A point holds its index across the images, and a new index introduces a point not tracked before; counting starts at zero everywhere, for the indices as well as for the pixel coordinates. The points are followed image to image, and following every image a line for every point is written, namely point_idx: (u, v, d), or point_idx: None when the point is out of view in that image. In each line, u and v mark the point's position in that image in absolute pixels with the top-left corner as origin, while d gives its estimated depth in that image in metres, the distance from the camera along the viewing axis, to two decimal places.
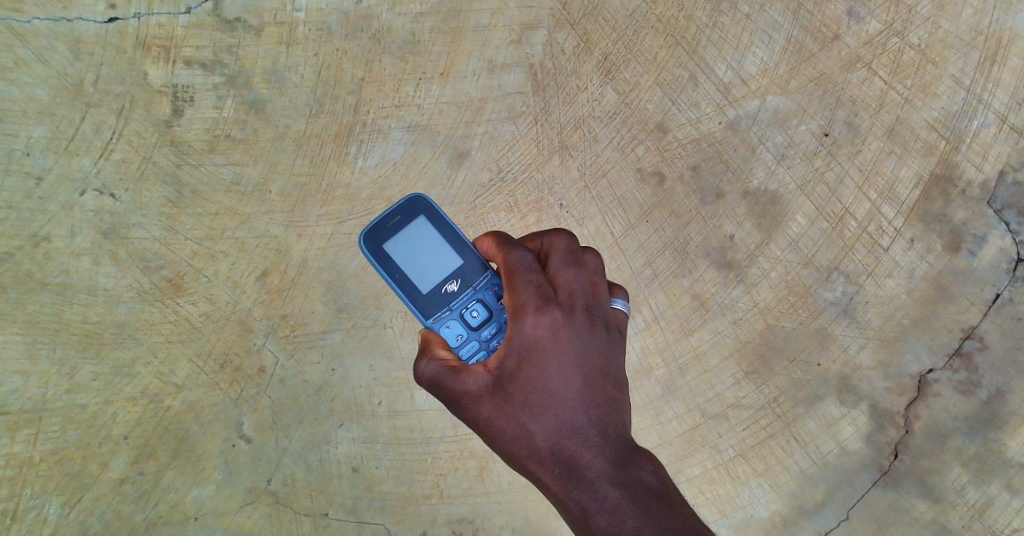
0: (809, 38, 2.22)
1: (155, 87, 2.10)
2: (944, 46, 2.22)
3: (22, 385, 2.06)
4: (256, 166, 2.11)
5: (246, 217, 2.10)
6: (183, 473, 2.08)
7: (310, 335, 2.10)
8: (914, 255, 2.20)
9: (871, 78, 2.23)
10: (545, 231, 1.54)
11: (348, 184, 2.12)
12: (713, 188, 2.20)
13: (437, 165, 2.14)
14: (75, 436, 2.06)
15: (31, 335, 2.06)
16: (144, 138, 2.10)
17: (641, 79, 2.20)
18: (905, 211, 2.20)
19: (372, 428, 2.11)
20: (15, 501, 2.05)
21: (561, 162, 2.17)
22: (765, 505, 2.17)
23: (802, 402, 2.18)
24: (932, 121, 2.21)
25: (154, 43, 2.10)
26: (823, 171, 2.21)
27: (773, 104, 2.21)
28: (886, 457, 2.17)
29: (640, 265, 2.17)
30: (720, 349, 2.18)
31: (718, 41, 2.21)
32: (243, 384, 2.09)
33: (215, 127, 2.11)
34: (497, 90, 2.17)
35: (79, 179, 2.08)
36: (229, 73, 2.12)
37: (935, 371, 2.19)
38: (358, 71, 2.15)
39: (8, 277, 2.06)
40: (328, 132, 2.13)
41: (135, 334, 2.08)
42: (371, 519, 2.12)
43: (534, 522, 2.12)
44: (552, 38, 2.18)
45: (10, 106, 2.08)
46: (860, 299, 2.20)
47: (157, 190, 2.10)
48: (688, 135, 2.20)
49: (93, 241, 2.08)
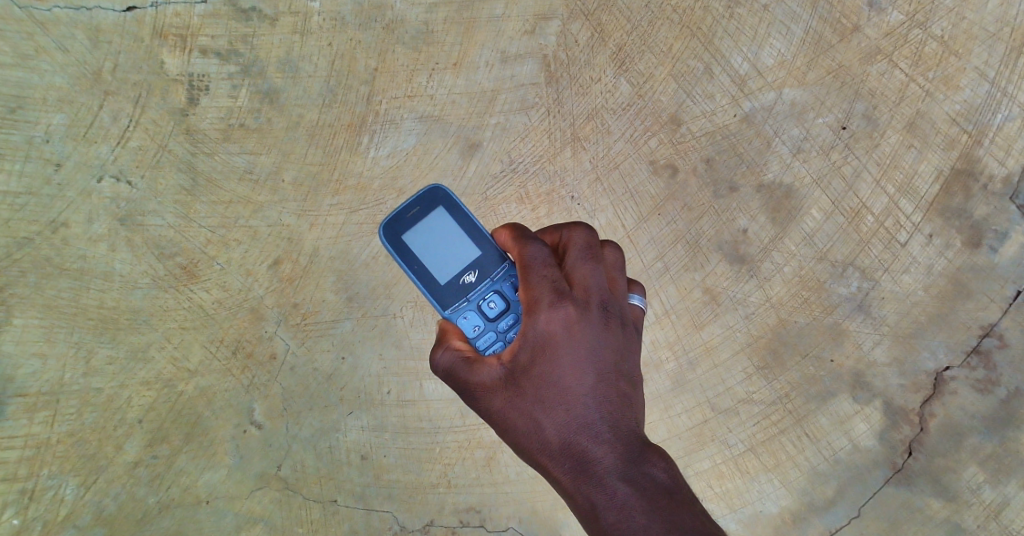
0: (827, 30, 2.19)
1: (171, 75, 2.13)
2: (968, 37, 2.17)
3: (41, 368, 2.10)
4: (269, 155, 2.13)
5: (259, 205, 2.12)
6: (196, 457, 2.11)
7: (321, 324, 2.12)
8: (932, 251, 2.16)
9: (892, 70, 2.19)
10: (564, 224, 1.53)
11: (360, 174, 2.13)
12: (726, 181, 2.18)
13: (448, 155, 2.15)
14: (91, 418, 2.10)
15: (49, 319, 2.10)
16: (160, 126, 2.13)
17: (655, 71, 2.18)
18: (924, 206, 2.16)
19: (381, 416, 2.13)
20: (33, 481, 2.09)
21: (573, 153, 2.17)
22: (775, 502, 2.15)
23: (814, 398, 2.16)
24: (954, 114, 2.17)
25: (170, 32, 2.13)
26: (840, 165, 2.18)
27: (789, 96, 2.18)
28: (900, 455, 2.15)
29: (651, 258, 2.15)
30: (731, 343, 2.16)
31: (734, 32, 2.19)
32: (254, 371, 2.11)
33: (229, 116, 2.14)
34: (510, 81, 2.16)
35: (96, 166, 2.12)
36: (244, 62, 2.14)
37: (952, 368, 2.15)
38: (372, 61, 2.15)
39: (27, 262, 2.10)
40: (341, 122, 2.14)
41: (150, 320, 2.11)
42: (379, 506, 2.14)
43: (541, 513, 2.13)
44: (566, 29, 2.17)
45: (30, 93, 2.11)
46: (876, 295, 2.17)
47: (173, 178, 2.13)
48: (702, 127, 2.18)
49: (110, 227, 2.11)
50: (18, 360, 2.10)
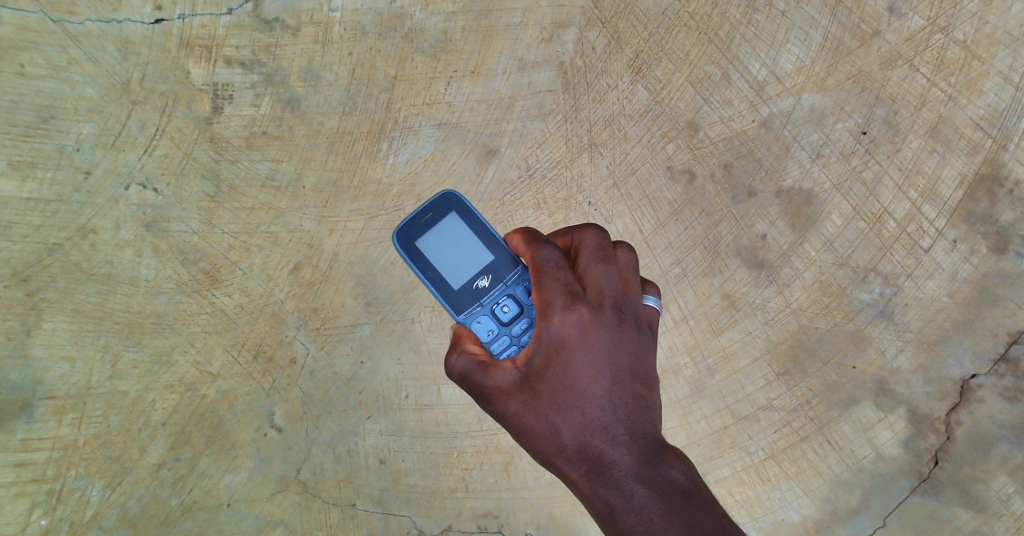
0: (846, 35, 2.18)
1: (197, 85, 2.18)
2: (991, 41, 2.15)
3: (69, 370, 2.14)
4: (291, 162, 2.17)
5: (280, 211, 2.16)
6: (218, 460, 2.14)
7: (339, 328, 2.14)
8: (957, 257, 2.13)
9: (913, 75, 2.17)
10: (578, 224, 1.54)
11: (379, 180, 2.16)
12: (745, 187, 2.17)
13: (466, 162, 2.17)
14: (116, 421, 2.14)
15: (77, 323, 2.15)
16: (186, 134, 2.18)
17: (673, 77, 2.18)
18: (948, 211, 2.13)
19: (399, 420, 2.15)
20: (60, 482, 2.13)
21: (590, 159, 2.18)
22: (797, 510, 2.12)
23: (836, 404, 2.13)
24: (978, 118, 2.14)
25: (196, 42, 2.18)
26: (860, 170, 2.16)
27: (808, 102, 2.18)
28: (925, 464, 2.11)
29: (669, 264, 2.15)
30: (751, 349, 2.14)
31: (752, 38, 2.18)
32: (275, 375, 2.14)
33: (252, 124, 2.18)
34: (527, 88, 2.18)
35: (124, 174, 2.17)
36: (267, 72, 2.19)
37: (979, 376, 2.12)
38: (391, 69, 2.19)
39: (56, 268, 2.16)
40: (361, 130, 2.18)
41: (173, 324, 2.15)
42: (398, 510, 2.16)
43: (560, 519, 2.15)
44: (583, 36, 2.19)
45: (62, 104, 2.18)
46: (898, 301, 2.14)
47: (197, 185, 2.17)
48: (720, 133, 2.18)
49: (136, 234, 2.17)
50: (46, 363, 2.14)
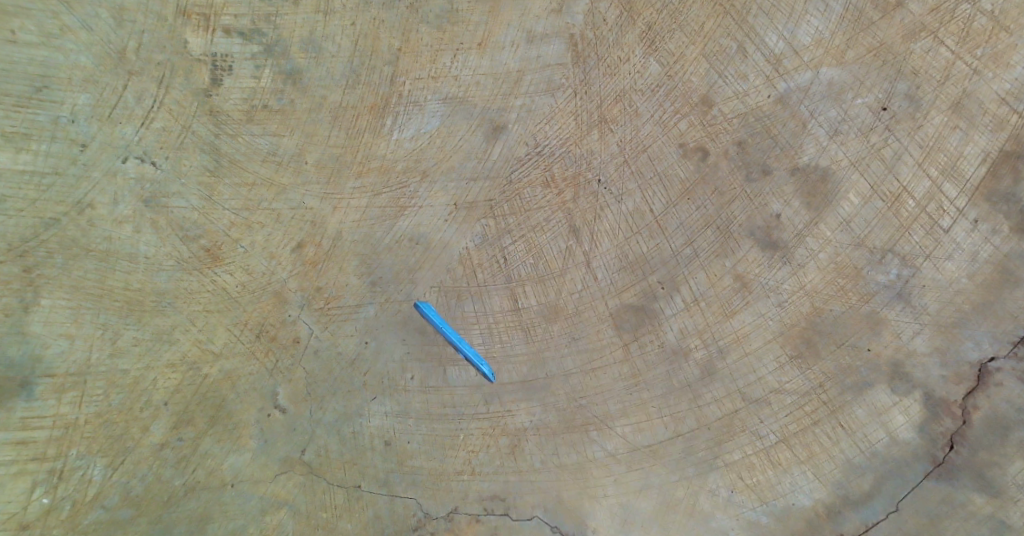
0: (868, 7, 2.32)
1: (195, 55, 2.33)
2: (1018, 15, 2.28)
3: (69, 347, 2.18)
4: (291, 137, 2.31)
5: (281, 188, 2.29)
6: (220, 440, 2.16)
7: (344, 309, 2.24)
8: (978, 237, 2.20)
9: (937, 48, 2.29)
10: None
11: (383, 156, 2.30)
12: (759, 164, 2.27)
13: (472, 137, 2.32)
14: (117, 400, 2.16)
15: (76, 299, 2.20)
16: (183, 106, 2.31)
17: (687, 50, 2.33)
18: (970, 188, 2.22)
19: (404, 403, 2.19)
20: (61, 461, 2.13)
21: (599, 136, 2.31)
22: (808, 494, 2.11)
23: (850, 388, 2.15)
24: (1004, 93, 2.25)
25: (193, 10, 2.34)
26: (881, 147, 2.25)
27: (827, 75, 2.30)
28: (940, 449, 2.11)
29: (680, 244, 2.25)
30: (763, 332, 2.19)
31: (770, 10, 2.33)
32: (277, 354, 2.21)
33: (253, 97, 2.33)
34: (535, 61, 2.35)
35: (121, 147, 2.29)
36: (267, 41, 2.34)
37: (998, 359, 2.15)
38: (395, 41, 2.36)
39: (54, 243, 2.23)
40: (364, 103, 2.33)
41: (174, 302, 2.22)
42: (404, 492, 2.15)
43: (567, 503, 2.13)
44: (595, 7, 2.37)
45: (56, 73, 2.29)
46: (916, 283, 2.20)
47: (196, 159, 2.30)
48: (735, 108, 2.30)
49: (135, 209, 2.26)
50: (45, 340, 2.18)
